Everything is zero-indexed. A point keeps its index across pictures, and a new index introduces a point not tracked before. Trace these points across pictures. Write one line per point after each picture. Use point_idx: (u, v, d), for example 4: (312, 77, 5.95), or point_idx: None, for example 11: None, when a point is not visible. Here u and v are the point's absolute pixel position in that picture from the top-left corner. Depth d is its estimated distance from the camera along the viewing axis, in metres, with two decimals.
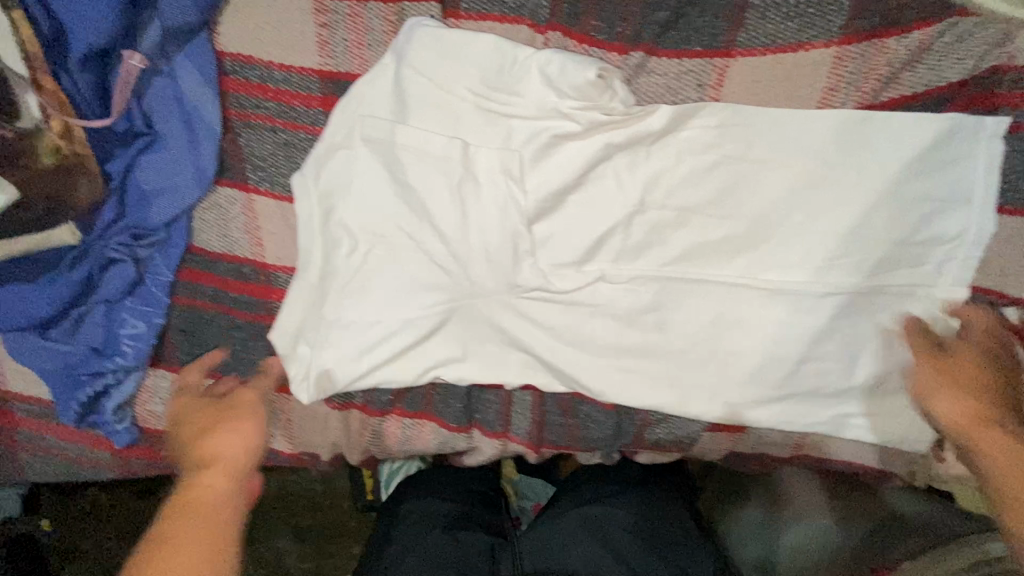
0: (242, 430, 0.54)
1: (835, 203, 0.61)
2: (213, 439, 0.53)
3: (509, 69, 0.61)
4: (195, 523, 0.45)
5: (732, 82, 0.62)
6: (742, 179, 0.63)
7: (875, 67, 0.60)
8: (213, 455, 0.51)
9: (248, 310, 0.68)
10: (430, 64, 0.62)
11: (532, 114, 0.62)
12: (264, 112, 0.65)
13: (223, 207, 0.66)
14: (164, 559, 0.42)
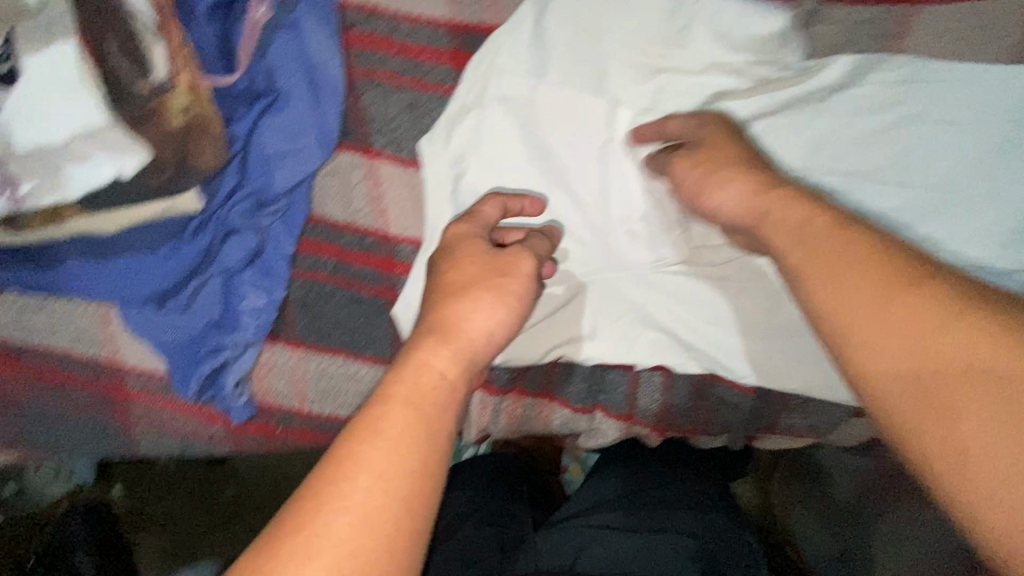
0: (498, 307, 0.45)
1: (1017, 170, 0.56)
2: (468, 303, 0.45)
3: (671, 19, 0.55)
4: (410, 395, 0.39)
5: (917, 33, 0.56)
6: (924, 142, 0.57)
7: None
8: (453, 329, 0.43)
9: (370, 284, 0.63)
10: (579, 12, 0.56)
11: (691, 70, 0.57)
12: (389, 68, 0.60)
13: (345, 172, 0.61)
14: (374, 423, 0.37)
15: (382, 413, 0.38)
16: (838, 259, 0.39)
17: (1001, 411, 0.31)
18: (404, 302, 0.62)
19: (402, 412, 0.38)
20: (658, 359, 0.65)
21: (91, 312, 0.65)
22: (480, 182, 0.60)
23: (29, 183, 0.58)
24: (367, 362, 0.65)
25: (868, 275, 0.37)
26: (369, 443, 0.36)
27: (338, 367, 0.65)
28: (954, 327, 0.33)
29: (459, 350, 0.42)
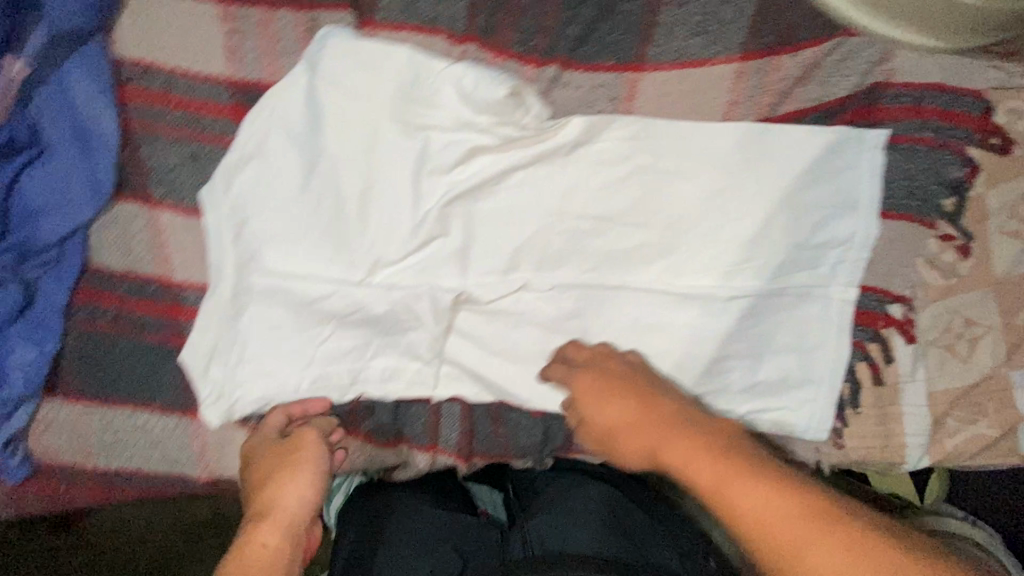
0: (298, 477, 0.55)
1: (738, 213, 0.65)
2: (281, 487, 0.54)
3: (423, 83, 0.62)
4: (280, 549, 0.49)
5: (643, 95, 0.65)
6: (656, 188, 0.65)
7: (771, 83, 0.64)
8: (271, 509, 0.52)
9: (154, 333, 0.64)
10: (344, 74, 0.62)
11: (448, 126, 0.63)
12: (168, 122, 0.62)
13: (124, 223, 0.62)
14: (249, 556, 0.47)
15: (262, 523, 0.51)
16: (689, 453, 0.47)
17: (800, 549, 0.40)
18: (192, 346, 0.64)
19: (275, 537, 0.50)
20: (453, 390, 0.69)
21: None
22: (264, 228, 0.63)
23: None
24: (156, 411, 0.65)
25: (708, 454, 0.46)
26: (254, 565, 0.47)
27: (126, 418, 0.65)
28: (767, 501, 0.42)
29: (284, 475, 0.55)
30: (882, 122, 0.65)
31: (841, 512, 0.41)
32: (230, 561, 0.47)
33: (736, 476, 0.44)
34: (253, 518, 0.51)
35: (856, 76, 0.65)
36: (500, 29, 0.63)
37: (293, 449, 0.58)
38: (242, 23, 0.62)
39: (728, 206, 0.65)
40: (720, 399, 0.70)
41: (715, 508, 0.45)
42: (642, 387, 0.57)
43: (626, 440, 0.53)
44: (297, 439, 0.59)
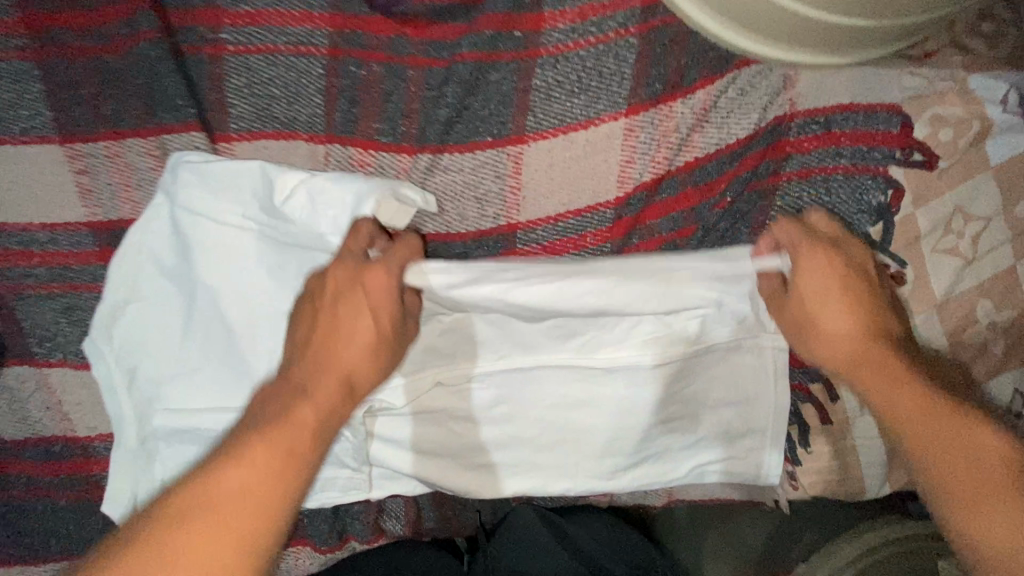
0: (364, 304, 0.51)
1: (654, 280, 0.59)
2: (341, 321, 0.50)
3: (286, 196, 0.58)
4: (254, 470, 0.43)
5: (530, 168, 0.60)
6: (570, 278, 0.57)
7: (666, 134, 0.59)
8: (334, 326, 0.50)
9: (71, 490, 0.62)
10: (200, 201, 0.58)
11: (321, 235, 0.59)
12: (35, 279, 0.59)
13: (14, 388, 0.60)
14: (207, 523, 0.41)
15: (303, 401, 0.47)
16: (883, 372, 0.51)
17: (966, 460, 0.45)
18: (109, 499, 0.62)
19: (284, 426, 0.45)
20: (389, 489, 0.68)
21: None
22: (157, 369, 0.60)
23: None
24: None
25: (923, 406, 0.48)
26: (240, 462, 0.43)
27: None
28: (956, 430, 0.46)
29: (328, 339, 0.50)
30: (791, 156, 0.61)
31: (965, 416, 0.47)
32: (307, 407, 0.47)
33: (949, 421, 0.47)
34: (320, 340, 0.50)
35: (757, 111, 0.59)
36: (363, 122, 0.59)
37: (360, 283, 0.51)
38: (91, 160, 0.59)
39: (643, 283, 0.58)
40: (663, 460, 0.67)
41: (890, 428, 0.50)
42: (865, 295, 0.54)
43: (913, 417, 0.48)
44: (366, 271, 0.51)
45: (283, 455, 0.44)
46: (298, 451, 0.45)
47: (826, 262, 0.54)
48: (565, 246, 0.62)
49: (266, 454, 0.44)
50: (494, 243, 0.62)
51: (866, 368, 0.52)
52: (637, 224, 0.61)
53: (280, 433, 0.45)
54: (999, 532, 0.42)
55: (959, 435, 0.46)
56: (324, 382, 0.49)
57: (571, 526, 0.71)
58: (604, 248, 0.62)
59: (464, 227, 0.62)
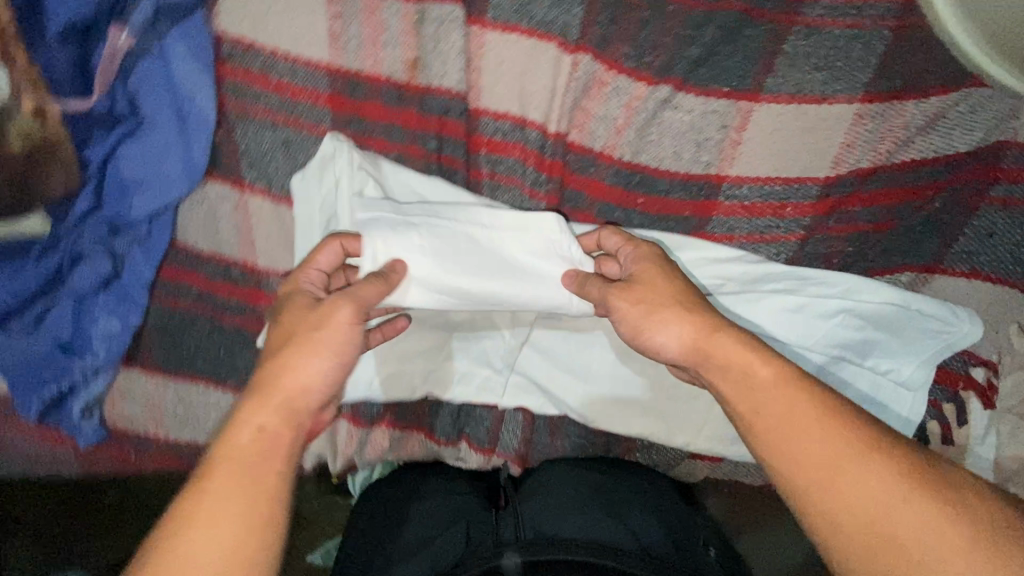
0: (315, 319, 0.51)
1: (818, 276, 0.63)
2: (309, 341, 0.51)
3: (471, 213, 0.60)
4: (231, 467, 0.45)
5: (755, 127, 0.62)
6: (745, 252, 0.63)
7: (892, 129, 0.61)
8: (273, 386, 0.49)
9: (235, 315, 0.64)
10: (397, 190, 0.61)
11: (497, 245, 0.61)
12: (263, 105, 0.60)
13: (213, 203, 0.61)
14: (208, 533, 0.42)
15: (239, 468, 0.45)
16: (781, 408, 0.47)
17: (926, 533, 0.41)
18: (261, 336, 0.62)
19: (222, 487, 0.43)
20: (519, 401, 0.69)
21: None
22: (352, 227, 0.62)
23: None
24: (229, 391, 0.65)
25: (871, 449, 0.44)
26: (192, 531, 0.42)
27: (197, 394, 0.65)
28: (868, 478, 0.43)
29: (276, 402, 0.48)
30: (998, 182, 0.63)
31: (944, 488, 0.42)
32: (231, 469, 0.44)
33: (838, 451, 0.44)
34: (258, 393, 0.48)
35: (980, 131, 0.61)
36: (615, 42, 0.60)
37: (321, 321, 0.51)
38: (348, 7, 0.59)
39: (807, 277, 0.63)
40: None
41: (791, 490, 0.46)
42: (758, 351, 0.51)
43: (849, 483, 0.43)
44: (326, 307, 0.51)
45: (233, 463, 0.45)
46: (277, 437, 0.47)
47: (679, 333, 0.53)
48: (763, 209, 0.63)
49: (229, 478, 0.44)
50: (697, 189, 0.63)
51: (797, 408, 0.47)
52: (839, 207, 0.63)
53: (226, 438, 0.46)
54: (860, 514, 0.42)
55: (833, 468, 0.44)
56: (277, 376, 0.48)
57: (610, 490, 0.64)
58: (800, 220, 0.63)
59: (674, 165, 0.63)
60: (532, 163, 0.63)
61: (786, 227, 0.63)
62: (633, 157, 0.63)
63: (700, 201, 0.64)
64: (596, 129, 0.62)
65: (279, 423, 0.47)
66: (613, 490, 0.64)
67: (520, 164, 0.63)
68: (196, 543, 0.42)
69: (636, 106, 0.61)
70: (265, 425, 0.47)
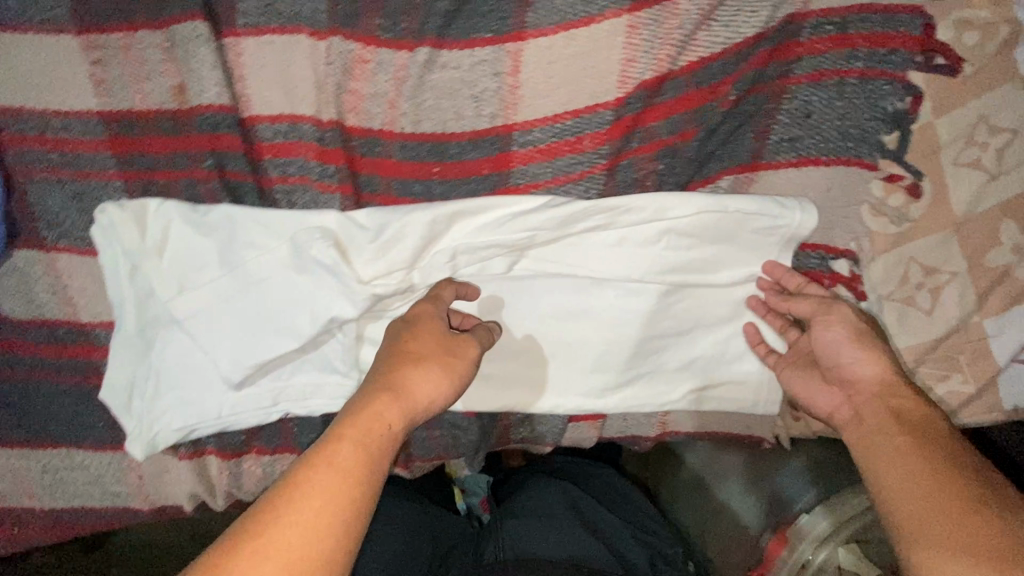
0: (444, 370, 0.53)
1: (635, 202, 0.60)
2: (413, 374, 0.51)
3: (263, 237, 0.62)
4: (329, 474, 0.44)
5: (529, 67, 0.59)
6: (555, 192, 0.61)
7: (670, 32, 0.57)
8: (406, 392, 0.50)
9: (73, 373, 0.64)
10: (189, 240, 0.62)
11: (294, 261, 0.62)
12: (48, 164, 0.61)
13: (24, 270, 0.62)
14: (285, 523, 0.41)
15: (361, 448, 0.46)
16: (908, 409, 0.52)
17: (957, 508, 0.44)
18: (107, 384, 0.64)
19: (326, 470, 0.44)
20: None
21: None
22: (159, 264, 0.62)
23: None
24: (89, 449, 0.66)
25: (913, 443, 0.49)
26: (291, 518, 0.41)
27: (61, 459, 0.66)
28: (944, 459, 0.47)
29: (407, 406, 0.50)
30: (800, 58, 0.58)
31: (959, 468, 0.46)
32: (342, 471, 0.44)
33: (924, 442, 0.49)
34: (383, 389, 0.49)
35: (767, 9, 0.56)
36: (363, 17, 0.58)
37: (454, 349, 0.55)
38: (104, 51, 0.60)
39: (623, 206, 0.60)
40: (656, 381, 0.66)
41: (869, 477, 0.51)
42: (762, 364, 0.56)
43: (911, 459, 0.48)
44: (457, 341, 0.55)
45: (361, 449, 0.46)
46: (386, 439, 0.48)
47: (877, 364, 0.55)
48: (561, 148, 0.60)
49: (356, 461, 0.45)
50: (489, 144, 0.60)
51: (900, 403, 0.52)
52: (637, 126, 0.59)
53: (365, 421, 0.47)
54: (909, 496, 0.46)
55: (893, 455, 0.50)
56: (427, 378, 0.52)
57: (593, 507, 0.84)
58: (602, 150, 0.60)
59: (459, 125, 0.60)
60: (315, 159, 0.61)
61: (588, 160, 0.60)
62: (415, 128, 0.60)
63: (496, 155, 0.61)
64: (369, 108, 0.60)
65: (400, 426, 0.49)
66: (596, 509, 0.84)
67: (307, 162, 0.61)
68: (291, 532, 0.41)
69: (402, 76, 0.59)
70: (393, 421, 0.48)
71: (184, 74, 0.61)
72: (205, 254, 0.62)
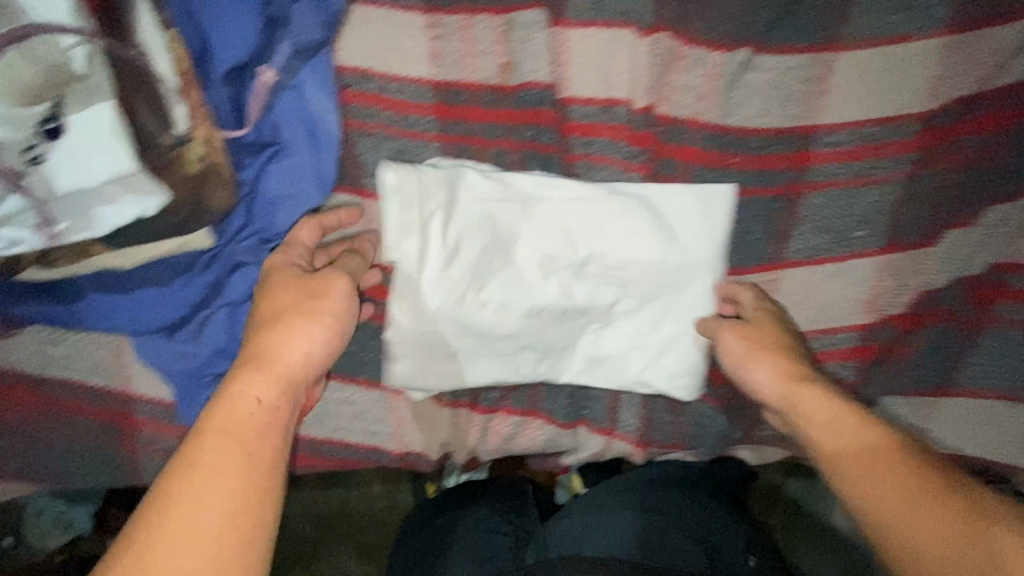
0: (298, 332, 0.57)
1: (928, 209, 0.63)
2: (272, 336, 0.56)
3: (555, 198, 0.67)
4: (226, 447, 0.48)
5: (839, 75, 0.63)
6: (847, 192, 0.64)
7: (984, 57, 0.61)
8: (267, 357, 0.55)
9: (364, 311, 0.70)
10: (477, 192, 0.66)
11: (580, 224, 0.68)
12: (380, 121, 0.69)
13: (341, 211, 0.69)
14: (180, 508, 0.44)
15: (231, 440, 0.48)
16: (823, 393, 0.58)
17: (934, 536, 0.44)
18: (389, 324, 0.68)
19: (217, 453, 0.47)
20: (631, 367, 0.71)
21: (99, 346, 0.70)
22: (441, 215, 0.66)
23: (59, 224, 0.62)
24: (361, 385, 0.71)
25: (861, 453, 0.51)
26: (196, 504, 0.44)
27: (333, 391, 0.71)
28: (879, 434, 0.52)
29: (271, 374, 0.54)
30: None
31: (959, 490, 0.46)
32: (216, 462, 0.46)
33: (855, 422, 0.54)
34: (247, 361, 0.54)
35: None
36: (691, 17, 0.63)
37: (317, 293, 0.59)
38: (444, 28, 0.67)
39: (916, 211, 0.63)
40: (912, 387, 0.68)
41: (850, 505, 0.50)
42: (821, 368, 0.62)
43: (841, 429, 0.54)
44: (320, 284, 0.59)
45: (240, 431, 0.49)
46: (260, 417, 0.51)
47: (772, 372, 0.61)
48: (861, 152, 0.63)
49: (224, 445, 0.48)
50: (790, 143, 0.64)
51: (807, 396, 0.58)
52: (940, 140, 0.62)
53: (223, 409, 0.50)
54: (916, 519, 0.45)
55: (891, 485, 0.48)
56: (275, 342, 0.56)
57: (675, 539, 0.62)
58: (902, 159, 0.63)
59: (763, 123, 0.65)
60: (623, 140, 0.67)
61: (887, 166, 0.63)
62: (720, 122, 0.65)
63: (795, 153, 0.64)
64: (680, 100, 0.65)
65: (270, 394, 0.53)
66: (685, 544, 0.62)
67: (611, 142, 0.68)
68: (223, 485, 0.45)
69: (717, 73, 0.64)
70: (265, 398, 0.52)
71: (512, 53, 0.67)
72: (507, 216, 0.66)
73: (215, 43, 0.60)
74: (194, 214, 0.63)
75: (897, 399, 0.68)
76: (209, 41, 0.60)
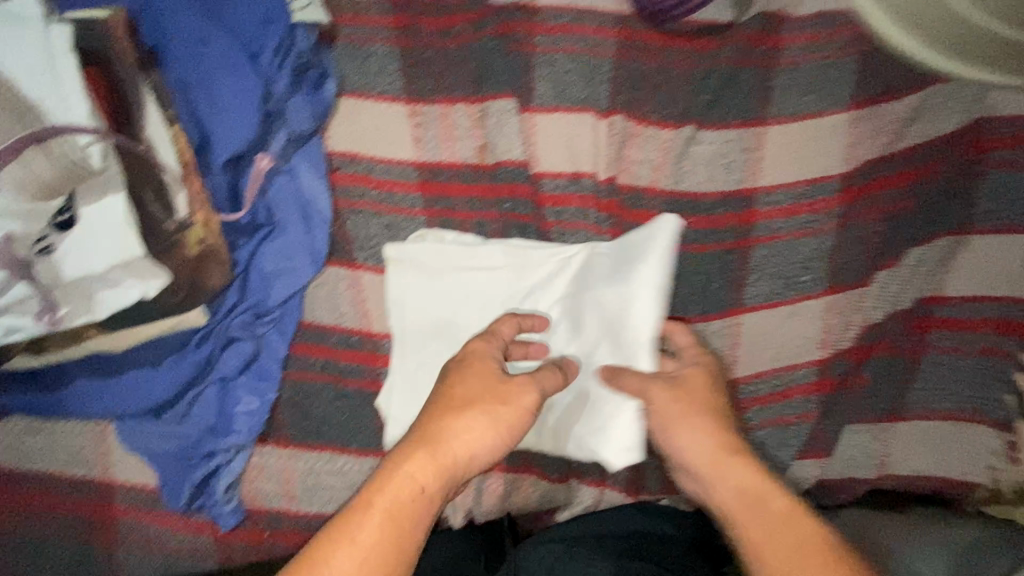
0: (477, 426, 0.54)
1: (861, 253, 0.72)
2: (457, 421, 0.54)
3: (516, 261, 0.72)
4: (378, 521, 0.49)
5: (769, 145, 0.74)
6: (789, 243, 0.73)
7: (884, 126, 0.73)
8: (440, 443, 0.53)
9: (356, 378, 0.71)
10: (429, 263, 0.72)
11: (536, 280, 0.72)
12: (369, 199, 0.74)
13: (332, 283, 0.72)
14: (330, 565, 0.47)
15: (386, 515, 0.49)
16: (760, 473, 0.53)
17: None
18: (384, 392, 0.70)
19: (376, 526, 0.49)
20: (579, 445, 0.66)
21: (84, 432, 0.68)
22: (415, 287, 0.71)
23: (61, 308, 0.60)
24: (353, 455, 0.71)
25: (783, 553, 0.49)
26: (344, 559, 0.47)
27: (325, 462, 0.71)
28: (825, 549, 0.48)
29: (441, 465, 0.52)
30: (990, 150, 0.72)
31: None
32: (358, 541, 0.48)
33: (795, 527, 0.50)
34: (419, 445, 0.52)
35: (960, 113, 0.73)
36: (640, 104, 0.75)
37: (503, 399, 0.56)
38: (426, 117, 0.76)
39: (851, 256, 0.72)
40: (874, 417, 0.73)
41: None
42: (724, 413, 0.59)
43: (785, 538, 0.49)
44: (507, 389, 0.56)
45: (390, 519, 0.50)
46: (415, 494, 0.51)
47: (698, 436, 0.56)
48: (798, 208, 0.73)
49: (384, 527, 0.49)
50: (736, 202, 0.74)
51: (728, 472, 0.54)
52: (863, 195, 0.72)
53: (392, 485, 0.50)
54: None
55: None
56: (454, 427, 0.54)
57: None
58: (832, 212, 0.73)
59: (711, 187, 0.74)
60: (592, 207, 0.75)
61: (820, 219, 0.73)
62: (675, 186, 0.74)
63: (742, 211, 0.73)
64: (639, 170, 0.74)
65: (434, 478, 0.51)
66: None
67: (581, 208, 0.75)
68: (342, 570, 0.47)
69: (667, 147, 0.74)
70: (426, 485, 0.51)
71: (488, 135, 0.76)
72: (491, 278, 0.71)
73: (214, 135, 0.66)
74: (194, 291, 0.66)
75: (862, 430, 0.73)
76: (209, 134, 0.66)
